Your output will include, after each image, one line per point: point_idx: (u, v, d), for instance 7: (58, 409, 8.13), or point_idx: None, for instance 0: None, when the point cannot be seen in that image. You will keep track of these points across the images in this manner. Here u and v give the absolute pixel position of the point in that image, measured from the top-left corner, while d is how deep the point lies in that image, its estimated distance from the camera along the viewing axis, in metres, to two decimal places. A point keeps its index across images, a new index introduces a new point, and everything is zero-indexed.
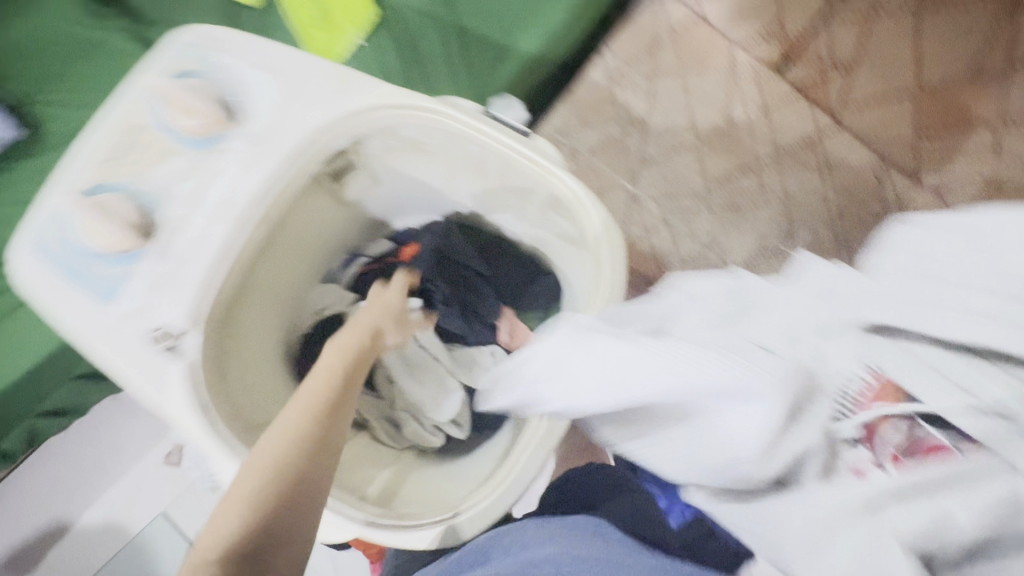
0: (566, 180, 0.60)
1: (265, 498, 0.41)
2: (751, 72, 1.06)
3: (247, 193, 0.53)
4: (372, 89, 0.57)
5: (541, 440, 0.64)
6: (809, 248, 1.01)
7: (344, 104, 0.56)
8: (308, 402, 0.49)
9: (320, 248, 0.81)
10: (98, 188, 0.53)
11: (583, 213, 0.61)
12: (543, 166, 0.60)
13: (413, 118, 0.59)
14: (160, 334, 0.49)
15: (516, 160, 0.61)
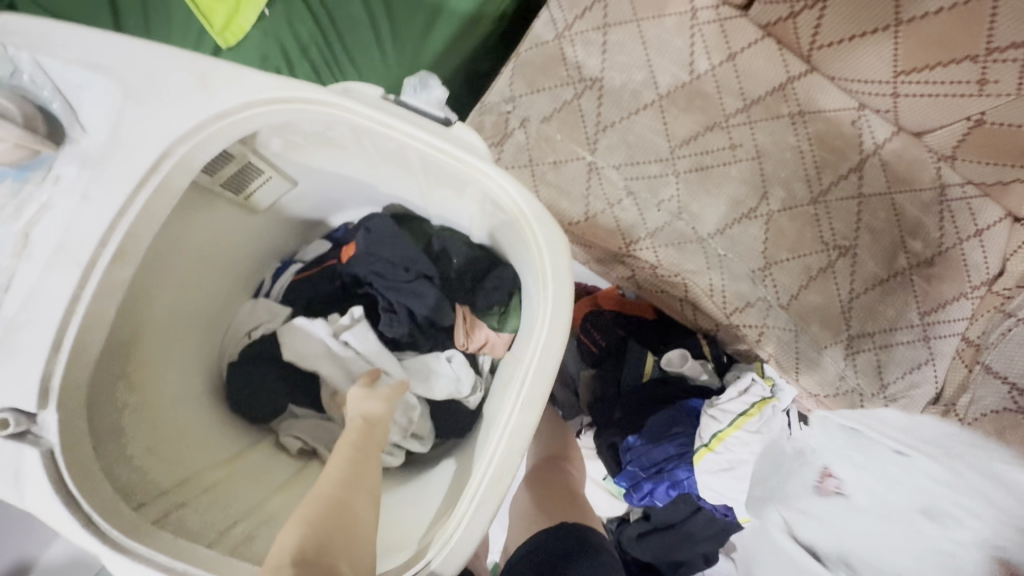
0: (494, 173, 0.52)
1: (321, 518, 0.47)
2: (713, 15, 0.96)
3: (97, 225, 0.46)
4: (236, 81, 0.50)
5: (489, 487, 0.52)
6: (785, 207, 0.93)
7: (198, 109, 0.49)
8: (349, 449, 0.56)
9: (237, 262, 0.72)
10: None
11: (517, 210, 0.53)
12: (467, 160, 0.52)
13: (303, 109, 0.51)
14: (4, 420, 0.42)
15: (436, 155, 0.52)
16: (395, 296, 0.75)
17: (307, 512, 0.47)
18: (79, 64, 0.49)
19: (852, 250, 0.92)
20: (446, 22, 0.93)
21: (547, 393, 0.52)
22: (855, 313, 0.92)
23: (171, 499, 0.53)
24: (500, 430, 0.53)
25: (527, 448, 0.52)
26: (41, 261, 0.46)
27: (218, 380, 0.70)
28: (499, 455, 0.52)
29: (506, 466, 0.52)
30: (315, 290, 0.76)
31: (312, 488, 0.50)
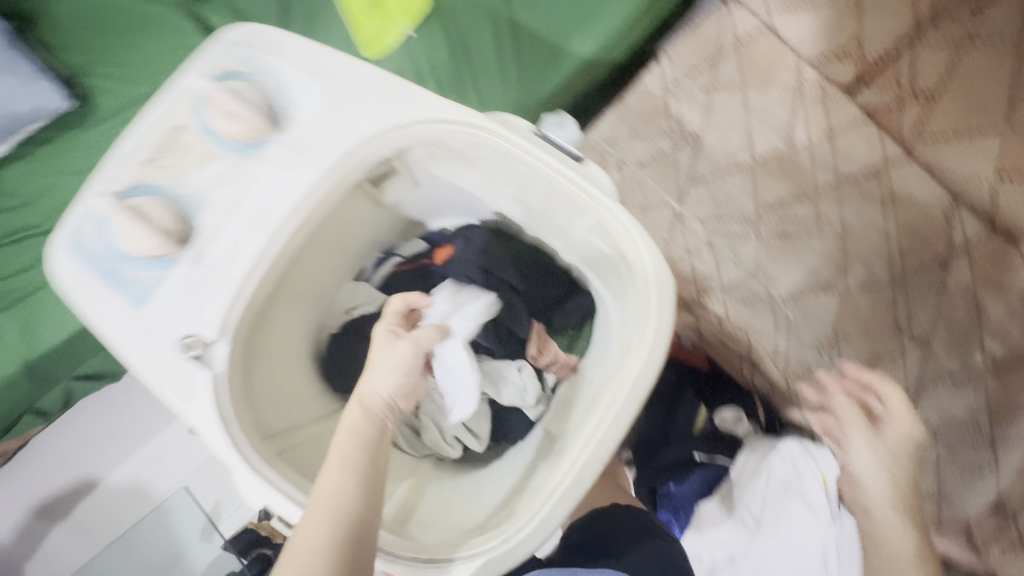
0: (617, 212, 0.58)
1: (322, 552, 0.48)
2: (817, 92, 1.00)
3: (285, 204, 0.50)
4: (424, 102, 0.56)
5: (568, 489, 0.54)
6: (862, 284, 0.95)
7: (388, 118, 0.54)
8: (329, 505, 0.50)
9: (354, 248, 0.80)
10: (136, 189, 0.51)
11: (634, 250, 0.58)
12: (597, 199, 0.58)
13: (470, 135, 0.57)
14: (191, 342, 0.48)
15: (570, 187, 0.58)
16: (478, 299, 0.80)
17: (310, 536, 0.49)
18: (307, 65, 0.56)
19: (925, 338, 0.93)
20: (567, 64, 1.01)
21: (636, 411, 0.55)
22: (918, 400, 0.92)
23: (281, 443, 0.59)
24: (584, 439, 0.56)
25: (607, 459, 0.55)
26: (243, 218, 0.50)
27: (318, 350, 0.78)
28: (581, 461, 0.55)
29: (588, 470, 0.55)
30: (410, 284, 0.83)
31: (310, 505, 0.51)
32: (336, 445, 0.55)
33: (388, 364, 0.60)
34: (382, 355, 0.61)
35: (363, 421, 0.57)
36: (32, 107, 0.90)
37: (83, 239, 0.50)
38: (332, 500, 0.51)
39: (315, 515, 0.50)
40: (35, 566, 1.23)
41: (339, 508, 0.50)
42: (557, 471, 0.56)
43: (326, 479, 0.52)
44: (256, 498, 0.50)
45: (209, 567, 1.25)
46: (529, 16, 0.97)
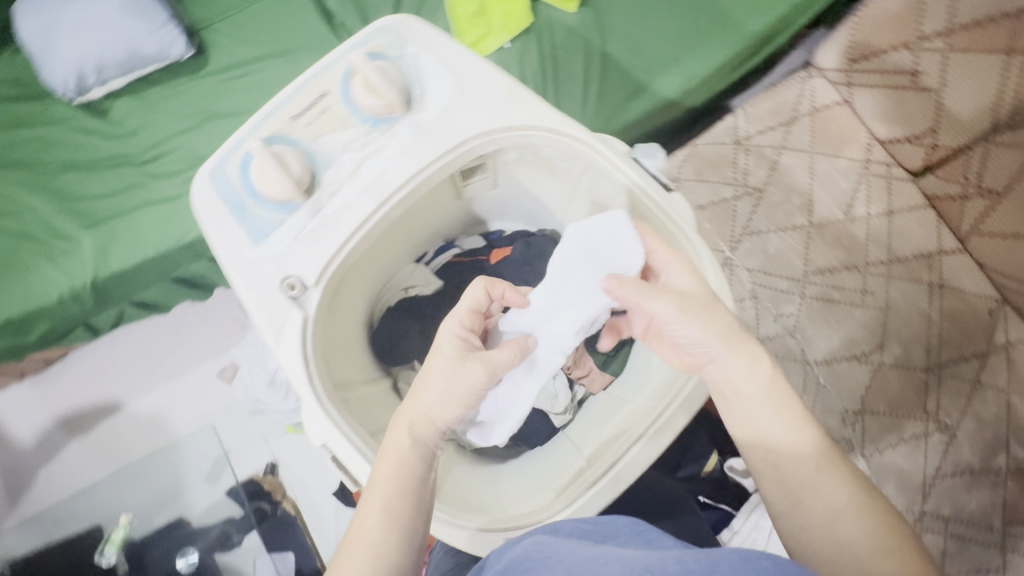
0: (696, 246, 0.59)
1: None
2: (883, 170, 1.03)
3: (398, 175, 0.54)
4: (538, 108, 0.57)
5: (607, 484, 0.64)
6: (897, 364, 0.97)
7: (505, 118, 0.56)
8: (369, 548, 0.48)
9: (423, 233, 0.83)
10: (276, 138, 0.54)
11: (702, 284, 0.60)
12: (680, 230, 0.60)
13: (571, 146, 0.59)
14: (293, 282, 0.51)
15: (656, 213, 0.60)
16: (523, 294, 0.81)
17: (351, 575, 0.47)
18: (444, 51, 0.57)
19: (951, 430, 0.94)
20: (647, 99, 1.01)
21: (675, 431, 0.64)
22: (935, 490, 0.93)
23: (344, 392, 0.62)
24: (624, 450, 0.65)
25: (645, 466, 0.64)
26: (360, 183, 0.54)
27: (370, 320, 0.82)
28: (621, 463, 0.64)
29: (625, 473, 0.64)
30: (463, 277, 0.85)
31: (353, 542, 0.48)
32: (381, 485, 0.50)
33: (445, 388, 0.54)
34: (447, 376, 0.54)
35: (413, 458, 0.52)
36: (157, 49, 1.00)
37: (220, 170, 0.54)
38: (376, 548, 0.48)
39: (357, 552, 0.48)
40: (43, 475, 1.25)
41: (384, 558, 0.48)
42: (603, 465, 0.65)
43: (373, 524, 0.49)
44: (316, 436, 0.53)
45: (208, 509, 1.24)
46: (620, 49, 1.02)
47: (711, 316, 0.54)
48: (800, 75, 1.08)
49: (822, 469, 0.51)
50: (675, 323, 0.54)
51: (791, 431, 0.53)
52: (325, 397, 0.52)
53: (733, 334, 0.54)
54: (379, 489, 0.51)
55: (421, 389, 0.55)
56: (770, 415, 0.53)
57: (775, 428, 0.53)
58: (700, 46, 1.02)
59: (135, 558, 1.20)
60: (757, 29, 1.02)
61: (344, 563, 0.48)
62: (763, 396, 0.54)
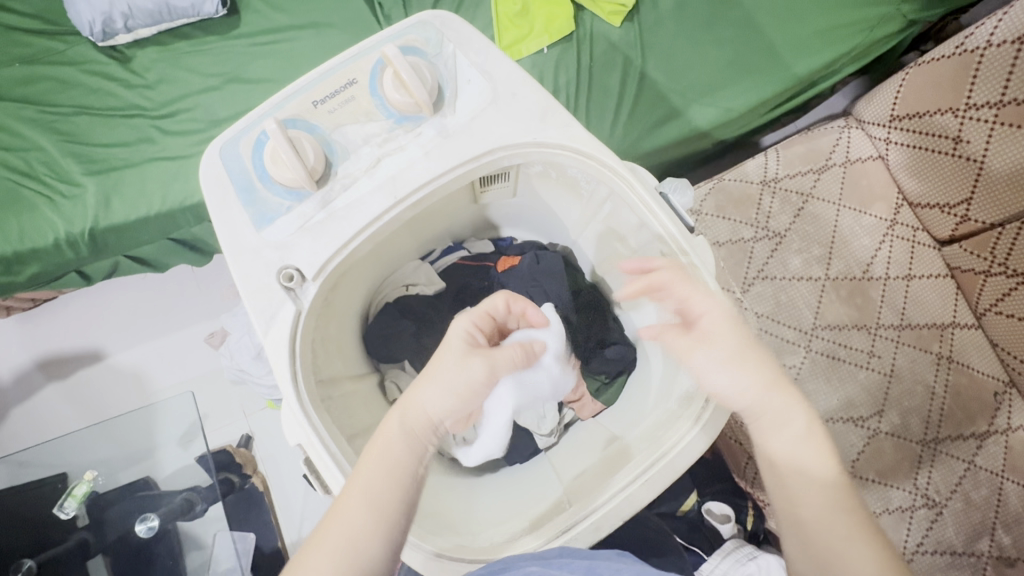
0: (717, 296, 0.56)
1: None
2: (908, 234, 1.01)
3: (417, 175, 0.51)
4: (571, 127, 0.55)
5: (586, 530, 0.60)
6: (893, 433, 0.95)
7: (535, 133, 0.54)
8: (345, 545, 0.45)
9: (433, 233, 0.80)
10: (294, 121, 0.52)
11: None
12: (701, 275, 0.56)
13: (599, 173, 0.56)
14: (290, 273, 0.49)
15: (678, 253, 0.57)
16: None
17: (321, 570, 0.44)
18: (482, 54, 0.55)
19: (939, 507, 0.92)
20: (679, 126, 0.99)
21: (667, 484, 0.60)
22: (913, 565, 0.91)
23: (328, 390, 0.60)
24: (608, 496, 0.61)
25: (628, 515, 0.60)
26: (377, 180, 0.51)
27: (366, 313, 0.80)
28: (604, 510, 0.60)
29: (607, 520, 0.60)
30: (467, 282, 0.84)
31: (329, 534, 0.46)
32: (367, 478, 0.47)
33: (448, 384, 0.51)
34: (453, 374, 0.52)
35: (405, 450, 0.49)
36: (188, 4, 0.97)
37: (231, 146, 0.52)
38: (352, 540, 0.45)
39: (332, 548, 0.45)
40: (16, 414, 1.23)
41: (357, 553, 0.45)
42: (585, 511, 0.61)
43: (356, 517, 0.46)
44: (292, 436, 0.50)
45: (176, 474, 1.22)
46: (660, 70, 0.98)
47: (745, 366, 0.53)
48: (840, 125, 1.06)
49: (844, 518, 0.49)
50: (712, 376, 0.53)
51: (825, 475, 0.51)
52: (307, 397, 0.49)
53: (774, 377, 0.53)
54: (362, 482, 0.47)
55: (430, 376, 0.52)
56: (805, 459, 0.52)
57: (809, 468, 0.51)
58: (743, 79, 0.99)
59: (95, 514, 1.16)
60: (803, 72, 0.99)
61: (314, 558, 0.45)
62: (800, 435, 0.52)
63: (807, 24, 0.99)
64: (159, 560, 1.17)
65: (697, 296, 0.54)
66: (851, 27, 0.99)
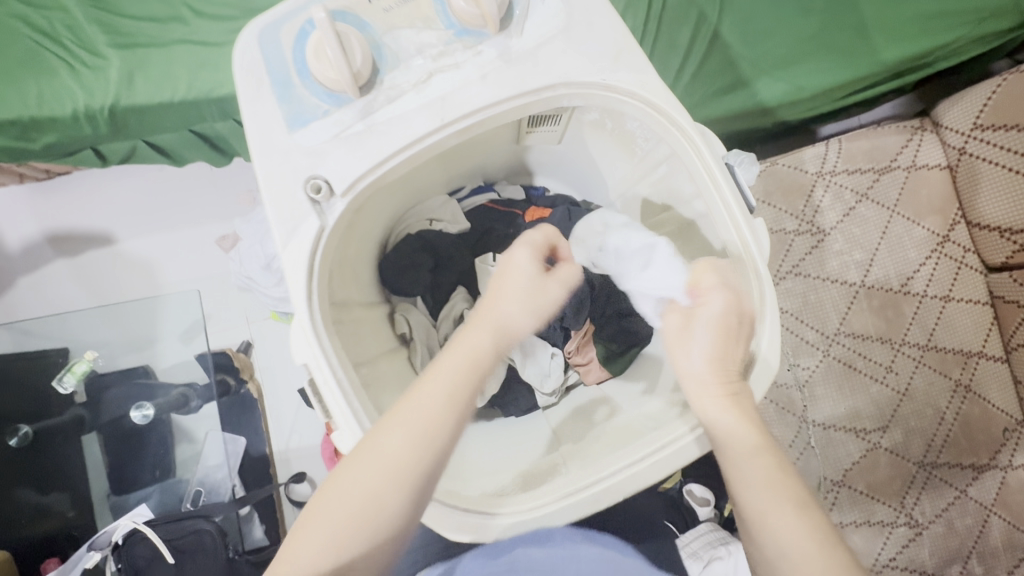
0: (765, 284, 0.52)
1: (403, 471, 0.44)
2: (958, 254, 0.95)
3: (470, 101, 0.46)
4: (646, 73, 0.49)
5: (582, 501, 0.57)
6: (893, 450, 0.94)
7: (605, 73, 0.48)
8: (418, 427, 0.45)
9: (466, 169, 0.76)
10: (342, 15, 0.46)
11: (758, 327, 0.53)
12: (752, 259, 0.52)
13: (665, 131, 0.52)
14: (318, 185, 0.45)
15: (732, 233, 0.53)
16: None
17: (395, 445, 0.44)
18: None
19: (919, 528, 0.93)
20: (741, 98, 0.91)
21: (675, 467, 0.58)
22: None
23: (340, 314, 0.57)
24: (612, 471, 0.58)
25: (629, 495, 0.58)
26: (426, 96, 0.46)
27: (385, 242, 0.77)
28: (604, 485, 0.58)
29: (606, 495, 0.58)
30: (493, 226, 0.81)
31: (406, 415, 0.46)
32: (445, 372, 0.48)
33: (520, 302, 0.54)
34: (526, 292, 0.54)
35: (485, 358, 0.50)
36: None
37: (270, 31, 0.46)
38: (422, 420, 0.46)
39: (407, 428, 0.45)
40: (22, 283, 1.23)
41: (426, 434, 0.45)
42: (579, 485, 0.58)
43: (429, 402, 0.47)
44: (298, 354, 0.47)
45: (173, 367, 1.24)
46: (735, 30, 0.89)
47: (727, 348, 0.50)
48: (913, 125, 0.98)
49: (771, 481, 0.44)
50: (691, 354, 0.51)
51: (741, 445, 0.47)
52: (319, 317, 0.47)
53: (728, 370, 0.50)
54: (442, 376, 0.48)
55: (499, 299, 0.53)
56: (727, 434, 0.48)
57: (738, 440, 0.47)
58: (822, 57, 0.90)
59: (94, 394, 1.18)
60: (890, 59, 0.89)
61: (388, 434, 0.45)
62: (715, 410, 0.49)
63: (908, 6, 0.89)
64: (151, 446, 1.21)
65: (714, 284, 0.52)
66: (958, 15, 0.88)
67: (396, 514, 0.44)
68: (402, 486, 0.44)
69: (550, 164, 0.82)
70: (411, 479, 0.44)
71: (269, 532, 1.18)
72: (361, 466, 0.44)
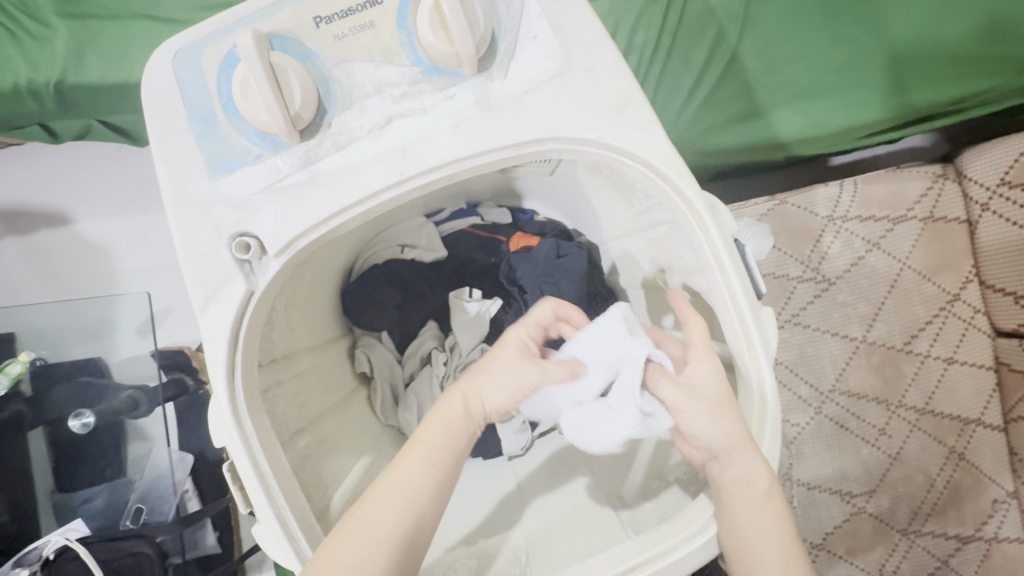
0: (766, 382, 0.45)
1: (391, 537, 0.42)
2: (966, 314, 0.90)
3: (438, 150, 0.41)
4: (650, 131, 0.44)
5: None
6: (878, 516, 0.89)
7: (603, 130, 0.43)
8: (401, 497, 0.44)
9: (445, 194, 0.68)
10: (279, 42, 0.40)
11: (755, 427, 0.47)
12: (755, 354, 0.45)
13: (664, 195, 0.46)
14: (247, 243, 0.40)
15: (734, 319, 0.46)
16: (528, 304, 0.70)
17: (388, 512, 0.43)
18: (549, 18, 0.43)
19: None
20: (756, 129, 0.83)
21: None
22: None
23: (280, 370, 0.50)
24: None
25: None
26: (381, 145, 0.41)
27: (350, 270, 0.69)
28: None
29: None
30: (471, 257, 0.73)
31: (386, 486, 0.44)
32: (425, 438, 0.46)
33: (502, 380, 0.49)
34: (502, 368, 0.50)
35: (464, 417, 0.48)
36: None
37: (193, 58, 0.41)
38: (410, 489, 0.44)
39: (393, 498, 0.44)
40: None
41: (414, 497, 0.44)
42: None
43: (412, 469, 0.45)
44: (218, 434, 0.41)
45: (127, 363, 1.10)
46: (754, 56, 0.80)
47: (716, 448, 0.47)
48: (934, 171, 0.90)
49: None
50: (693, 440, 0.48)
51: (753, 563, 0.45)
52: (243, 391, 0.41)
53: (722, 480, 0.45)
54: (422, 443, 0.46)
55: (481, 367, 0.50)
56: None
57: None
58: (849, 91, 0.81)
59: (42, 388, 1.05)
60: (921, 102, 0.81)
61: (377, 503, 0.43)
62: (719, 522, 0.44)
63: (960, 41, 0.77)
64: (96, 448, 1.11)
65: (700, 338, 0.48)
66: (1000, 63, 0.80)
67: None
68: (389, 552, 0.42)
69: (542, 192, 0.74)
70: (399, 542, 0.43)
71: (222, 539, 1.05)
72: (351, 541, 0.42)
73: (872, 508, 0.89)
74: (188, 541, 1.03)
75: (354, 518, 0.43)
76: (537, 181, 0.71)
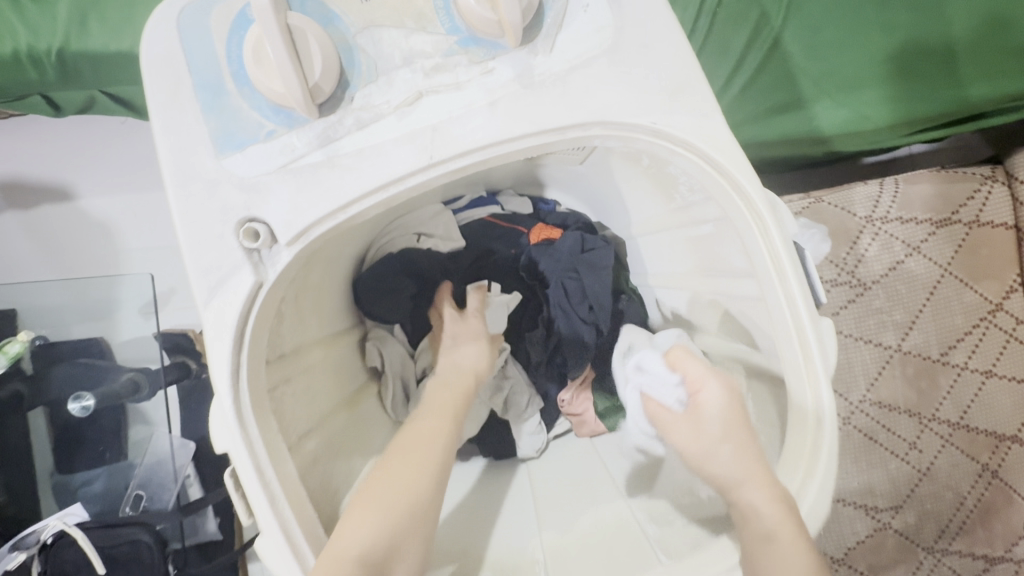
0: (821, 399, 0.41)
1: (425, 465, 0.46)
2: (1009, 325, 0.85)
3: (471, 132, 0.37)
4: (705, 116, 0.40)
5: None
6: (902, 532, 0.86)
7: (654, 115, 0.39)
8: (424, 435, 0.48)
9: (465, 178, 0.65)
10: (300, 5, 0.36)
11: (803, 447, 0.43)
12: (810, 368, 0.41)
13: (716, 188, 0.41)
14: (256, 230, 0.37)
15: (787, 328, 0.42)
16: (552, 300, 0.66)
17: (415, 450, 0.47)
18: None
19: None
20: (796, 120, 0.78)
21: None
22: None
23: (288, 366, 0.46)
24: None
25: None
26: (408, 124, 0.37)
27: (362, 258, 0.65)
28: None
29: None
30: (491, 249, 0.69)
31: (406, 435, 0.49)
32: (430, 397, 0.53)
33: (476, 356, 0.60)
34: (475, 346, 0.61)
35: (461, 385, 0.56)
36: None
37: (205, 20, 0.37)
38: (428, 430, 0.49)
39: (416, 438, 0.48)
40: None
41: (435, 433, 0.49)
42: None
43: (426, 420, 0.50)
44: (220, 437, 0.37)
45: (129, 344, 1.06)
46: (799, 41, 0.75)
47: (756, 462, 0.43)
48: (982, 173, 0.85)
49: None
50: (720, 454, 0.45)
51: None
52: (247, 391, 0.38)
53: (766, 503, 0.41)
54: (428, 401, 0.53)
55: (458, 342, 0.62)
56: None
57: None
58: (900, 82, 0.76)
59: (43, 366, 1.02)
60: (977, 96, 0.75)
61: (403, 449, 0.47)
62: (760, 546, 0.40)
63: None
64: None
65: (701, 372, 0.48)
66: None
67: (425, 505, 0.44)
68: (425, 480, 0.45)
69: (567, 181, 0.70)
70: (432, 472, 0.46)
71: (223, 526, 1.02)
72: (390, 476, 0.44)
73: (897, 524, 0.85)
74: (189, 529, 1.01)
75: (388, 463, 0.46)
76: (563, 169, 0.67)
